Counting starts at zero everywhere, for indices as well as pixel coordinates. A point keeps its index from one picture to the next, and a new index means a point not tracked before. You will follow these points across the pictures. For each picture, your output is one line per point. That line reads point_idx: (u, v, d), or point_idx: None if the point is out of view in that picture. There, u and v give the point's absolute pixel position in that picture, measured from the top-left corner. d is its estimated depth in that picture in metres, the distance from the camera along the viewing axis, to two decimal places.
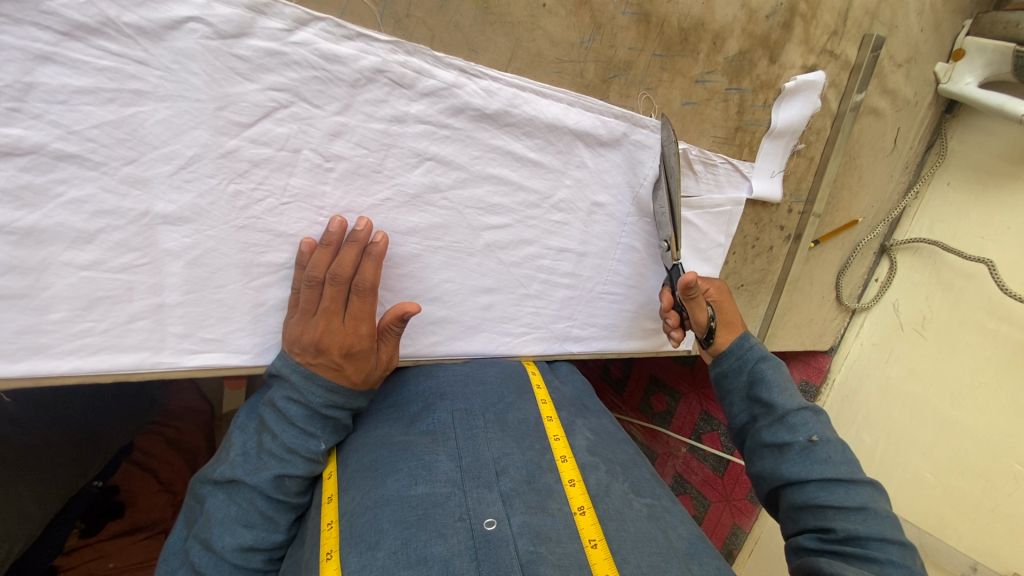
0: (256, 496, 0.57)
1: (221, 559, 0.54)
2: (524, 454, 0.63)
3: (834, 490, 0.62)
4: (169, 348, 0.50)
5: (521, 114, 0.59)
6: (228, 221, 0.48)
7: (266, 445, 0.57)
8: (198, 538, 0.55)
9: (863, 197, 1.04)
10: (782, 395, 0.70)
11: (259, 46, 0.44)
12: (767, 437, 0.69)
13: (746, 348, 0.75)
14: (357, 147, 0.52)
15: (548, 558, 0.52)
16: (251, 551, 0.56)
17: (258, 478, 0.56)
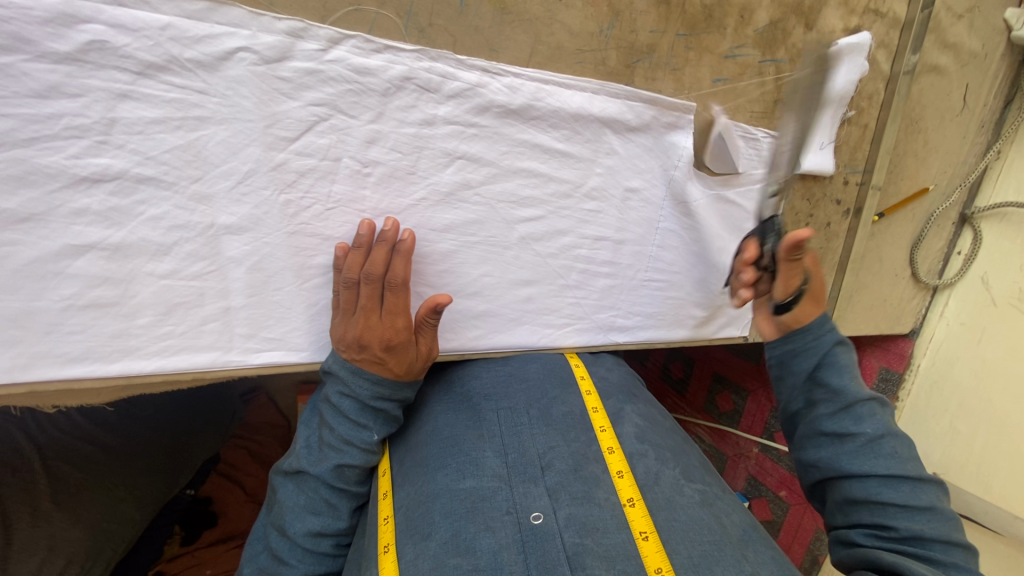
0: (320, 486, 0.62)
1: (293, 543, 0.61)
2: (569, 445, 0.65)
3: (899, 487, 0.58)
4: (238, 348, 0.56)
5: (545, 107, 0.61)
6: (281, 228, 0.53)
7: (326, 437, 0.61)
8: (275, 524, 0.62)
9: (931, 162, 0.96)
10: (851, 381, 0.64)
11: (299, 67, 0.49)
12: (827, 425, 0.63)
13: (822, 329, 0.66)
14: (392, 151, 0.55)
15: (593, 550, 0.53)
16: (320, 536, 0.62)
17: (320, 468, 0.61)
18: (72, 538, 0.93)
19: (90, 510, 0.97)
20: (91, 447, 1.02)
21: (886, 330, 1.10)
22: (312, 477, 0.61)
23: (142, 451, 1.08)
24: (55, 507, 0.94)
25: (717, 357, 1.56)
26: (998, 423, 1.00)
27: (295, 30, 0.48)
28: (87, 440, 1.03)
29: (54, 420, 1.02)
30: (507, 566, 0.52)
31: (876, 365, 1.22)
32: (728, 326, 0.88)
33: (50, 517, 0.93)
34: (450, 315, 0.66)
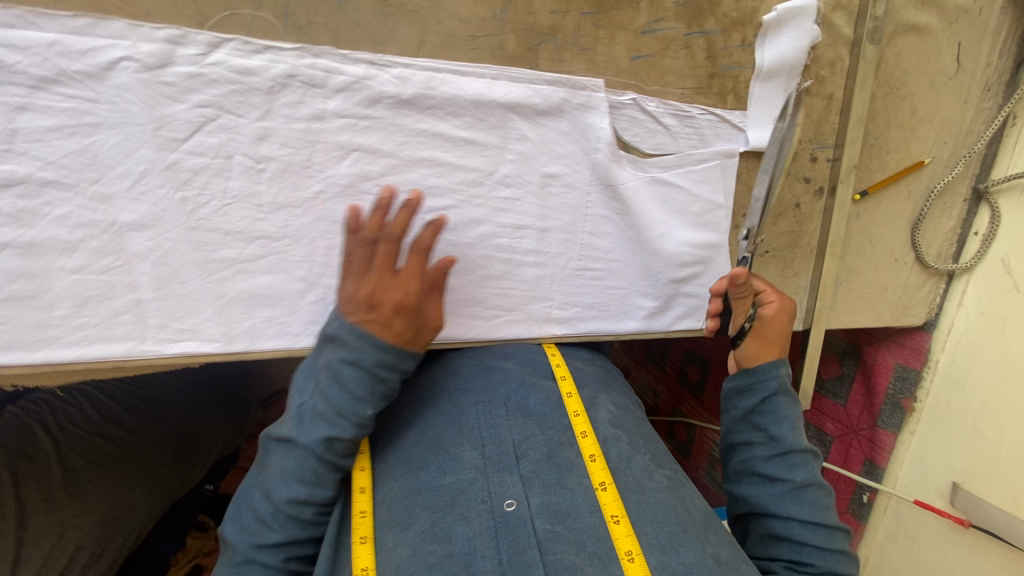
0: (309, 456, 0.56)
1: (274, 511, 0.56)
2: (545, 434, 0.62)
3: (816, 530, 0.65)
4: (152, 338, 0.60)
5: (440, 95, 0.61)
6: (181, 224, 0.57)
7: (320, 403, 0.57)
8: (261, 487, 0.58)
9: (924, 133, 0.86)
10: (790, 431, 0.71)
11: (182, 71, 0.53)
12: (763, 466, 0.70)
13: (766, 375, 0.74)
14: (283, 147, 0.58)
15: (565, 536, 0.52)
16: (305, 504, 0.57)
17: (310, 436, 0.56)
18: (82, 523, 1.02)
19: (98, 498, 1.06)
20: (104, 443, 1.14)
21: (892, 321, 0.99)
22: (299, 447, 0.56)
23: (149, 446, 1.19)
24: (68, 495, 1.04)
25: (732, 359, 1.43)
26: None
27: (174, 38, 0.52)
28: (100, 436, 1.14)
29: (72, 416, 1.16)
30: (481, 558, 0.50)
31: (891, 363, 1.11)
32: (686, 318, 0.84)
33: (63, 504, 1.03)
34: None
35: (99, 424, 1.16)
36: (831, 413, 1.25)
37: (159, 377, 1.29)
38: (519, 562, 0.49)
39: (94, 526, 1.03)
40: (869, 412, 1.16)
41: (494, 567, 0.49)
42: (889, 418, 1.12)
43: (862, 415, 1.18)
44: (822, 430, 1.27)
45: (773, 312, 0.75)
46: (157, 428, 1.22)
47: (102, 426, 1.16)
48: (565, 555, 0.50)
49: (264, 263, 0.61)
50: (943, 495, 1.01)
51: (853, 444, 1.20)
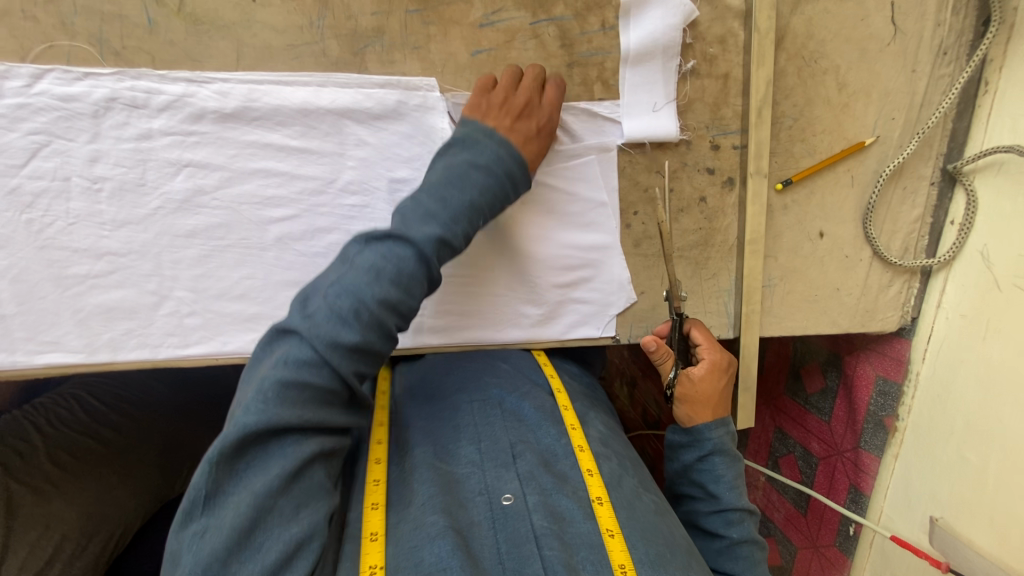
0: (410, 255, 0.53)
1: (345, 314, 0.50)
2: (538, 440, 0.64)
3: None
4: (20, 349, 0.64)
5: (264, 106, 0.61)
6: (30, 243, 0.61)
7: (422, 209, 0.55)
8: (336, 281, 0.52)
9: (860, 108, 0.75)
10: (728, 491, 0.70)
11: (11, 103, 0.57)
12: (704, 522, 0.71)
13: (701, 435, 0.72)
14: (116, 167, 0.61)
15: (558, 535, 0.53)
16: (389, 312, 0.52)
17: (426, 232, 0.53)
18: (64, 518, 0.82)
19: (88, 490, 0.87)
20: (87, 439, 0.94)
21: (853, 327, 0.86)
22: (406, 244, 0.53)
23: (141, 445, 0.97)
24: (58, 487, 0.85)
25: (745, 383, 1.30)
26: (1017, 457, 0.72)
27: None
28: (84, 434, 0.94)
29: (56, 413, 0.97)
30: (476, 543, 0.53)
31: (873, 376, 0.97)
32: (583, 325, 0.78)
33: (51, 496, 0.83)
34: (221, 317, 0.68)
35: (81, 421, 0.97)
36: (816, 431, 1.10)
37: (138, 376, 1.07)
38: (515, 555, 0.52)
39: (80, 520, 0.83)
40: (853, 431, 1.01)
41: (492, 555, 0.52)
42: (871, 438, 0.98)
43: (846, 434, 1.03)
44: (807, 449, 1.13)
45: (705, 371, 0.73)
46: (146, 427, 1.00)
47: (88, 422, 0.97)
48: (560, 554, 0.51)
49: (115, 278, 0.64)
50: (925, 530, 0.86)
51: (838, 467, 1.05)
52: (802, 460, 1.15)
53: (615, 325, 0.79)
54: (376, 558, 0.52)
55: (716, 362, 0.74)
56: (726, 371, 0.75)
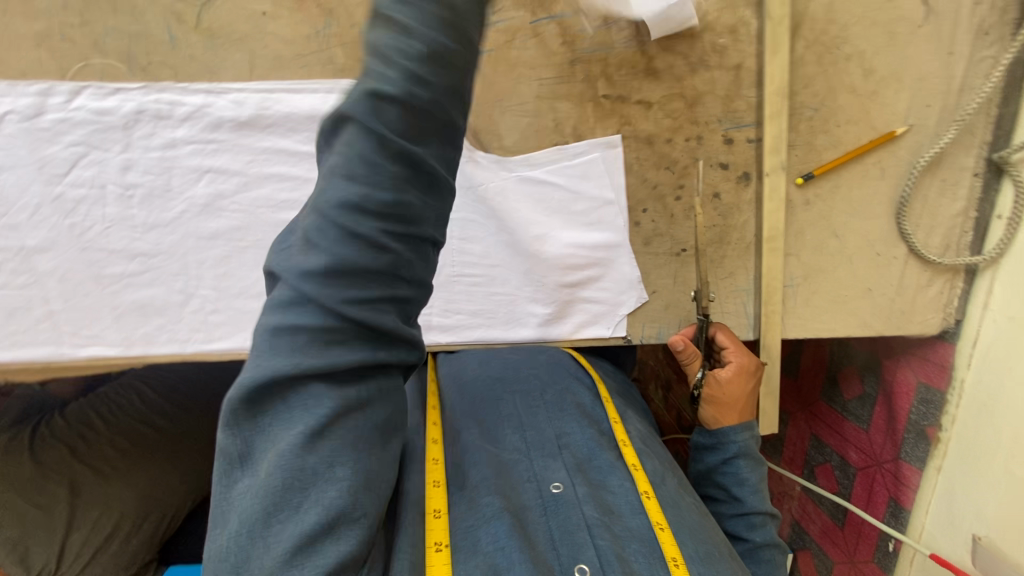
0: (361, 133, 0.33)
1: (313, 234, 0.35)
2: (585, 432, 0.63)
3: None
4: (66, 343, 0.70)
5: (276, 113, 0.64)
6: (73, 246, 0.67)
7: (359, 83, 0.34)
8: (304, 208, 0.36)
9: (890, 94, 0.70)
10: (753, 495, 0.68)
11: (54, 118, 0.63)
12: (726, 525, 0.69)
13: (726, 438, 0.70)
14: (146, 174, 0.65)
15: (610, 527, 0.53)
16: (360, 217, 0.34)
17: (354, 100, 0.33)
18: (119, 499, 0.97)
19: (142, 476, 1.00)
20: (143, 427, 1.04)
21: (887, 330, 0.80)
22: (352, 129, 0.34)
23: (189, 435, 1.06)
24: (114, 472, 0.99)
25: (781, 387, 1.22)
26: None
27: (43, 91, 0.62)
28: (141, 422, 1.04)
29: (117, 399, 1.07)
30: (531, 528, 0.52)
31: (914, 382, 0.90)
32: (592, 326, 0.76)
33: (110, 479, 0.98)
34: (242, 314, 0.72)
35: (139, 409, 1.05)
36: (853, 440, 1.03)
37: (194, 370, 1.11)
38: (568, 541, 0.52)
39: (134, 502, 0.98)
40: (892, 441, 0.95)
41: (546, 540, 0.52)
42: (912, 450, 0.91)
43: (886, 444, 0.96)
44: (843, 459, 1.05)
45: (733, 373, 0.70)
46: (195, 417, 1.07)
47: (144, 410, 1.05)
48: (612, 545, 0.51)
49: (146, 277, 0.69)
50: (967, 550, 0.80)
51: (877, 479, 0.98)
52: (840, 470, 1.06)
53: (626, 325, 0.77)
54: (442, 535, 0.52)
55: (746, 365, 0.71)
56: (756, 373, 0.72)
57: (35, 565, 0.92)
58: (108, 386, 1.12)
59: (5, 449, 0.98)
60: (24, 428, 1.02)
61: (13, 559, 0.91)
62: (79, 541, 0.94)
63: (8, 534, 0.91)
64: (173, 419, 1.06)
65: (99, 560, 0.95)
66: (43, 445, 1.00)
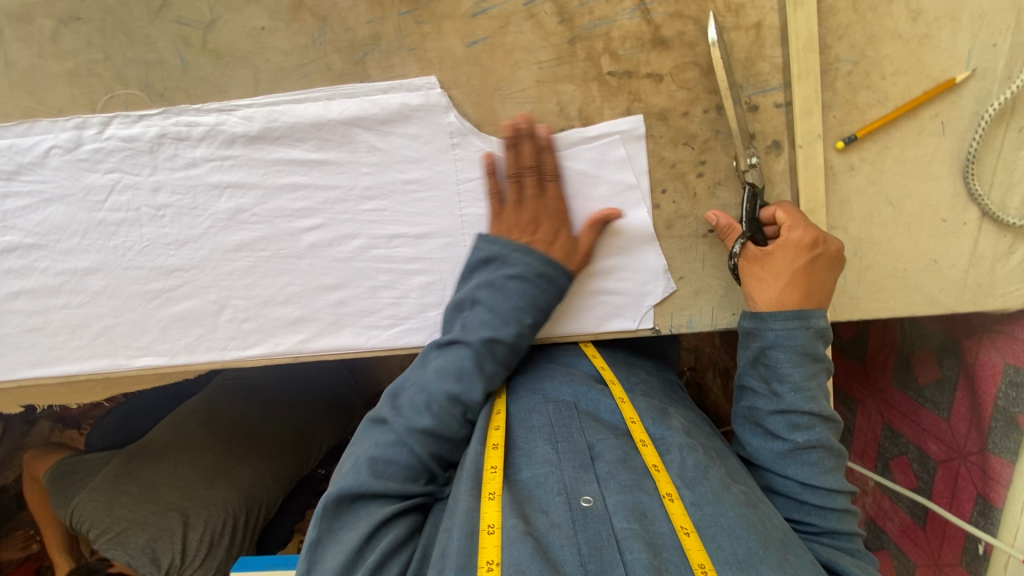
0: (472, 354, 0.60)
1: (431, 399, 0.58)
2: (620, 440, 0.59)
3: (817, 491, 0.57)
4: (122, 354, 0.77)
5: (283, 125, 0.66)
6: (119, 266, 0.73)
7: (485, 308, 0.61)
8: (416, 380, 0.60)
9: (942, 36, 0.61)
10: (797, 385, 0.57)
11: (91, 148, 0.67)
12: (765, 423, 0.59)
13: (763, 326, 0.59)
14: (174, 194, 0.69)
15: (643, 536, 0.49)
16: (455, 402, 0.58)
17: (477, 338, 0.60)
18: (224, 499, 1.05)
19: (243, 475, 1.09)
20: (238, 434, 1.14)
21: (962, 308, 0.70)
22: (464, 347, 0.60)
23: (279, 436, 1.17)
24: (216, 475, 1.08)
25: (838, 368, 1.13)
26: None
27: (79, 124, 0.67)
28: (238, 429, 1.15)
29: (209, 409, 1.17)
30: (557, 546, 0.48)
31: (1000, 363, 0.80)
32: (617, 318, 0.73)
33: (212, 483, 1.06)
34: (271, 321, 0.75)
35: (231, 419, 1.16)
36: (932, 430, 0.92)
37: (273, 374, 1.24)
38: (597, 557, 0.47)
39: (238, 499, 1.06)
40: (977, 431, 0.84)
41: (573, 556, 0.47)
42: (1001, 440, 0.81)
43: (970, 435, 0.86)
44: (922, 451, 0.93)
45: (770, 247, 0.61)
46: (279, 420, 1.19)
47: (240, 419, 1.16)
48: (644, 556, 0.47)
49: (184, 290, 0.74)
50: None
51: (962, 473, 0.88)
52: (918, 464, 0.94)
53: (653, 315, 0.72)
54: (494, 553, 0.48)
55: (791, 238, 0.60)
56: (809, 252, 0.60)
57: (164, 563, 1.00)
58: (192, 402, 1.20)
59: (111, 477, 1.07)
60: (130, 451, 1.12)
61: (146, 559, 0.98)
62: (196, 540, 1.01)
63: (137, 539, 1.00)
64: (264, 423, 1.17)
65: (215, 555, 1.03)
66: (145, 463, 1.09)
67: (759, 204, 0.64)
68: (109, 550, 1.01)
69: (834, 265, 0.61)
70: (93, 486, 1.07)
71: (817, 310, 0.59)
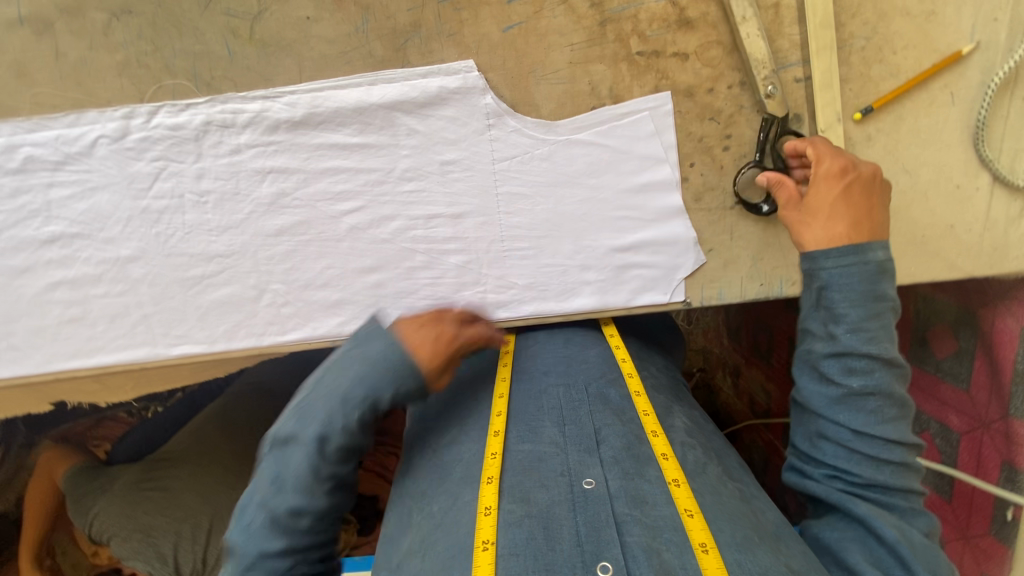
0: (299, 454, 0.54)
1: (274, 499, 0.53)
2: (626, 427, 0.59)
3: (872, 441, 0.55)
4: (161, 343, 0.78)
5: (326, 110, 0.68)
6: (160, 253, 0.74)
7: (324, 400, 0.56)
8: (285, 474, 0.54)
9: (948, 12, 0.66)
10: (857, 327, 0.55)
11: (137, 137, 0.70)
12: (822, 365, 0.57)
13: (816, 265, 0.58)
14: (217, 180, 0.71)
15: (643, 520, 0.49)
16: (301, 509, 0.53)
17: (306, 436, 0.54)
18: None
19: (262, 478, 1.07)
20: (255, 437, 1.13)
21: (979, 271, 0.73)
22: (295, 446, 0.55)
23: None
24: (235, 479, 1.06)
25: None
26: None
27: (126, 114, 0.69)
28: (254, 430, 1.13)
29: (224, 414, 1.14)
30: (557, 524, 0.48)
31: (1017, 328, 0.83)
32: (650, 291, 0.75)
33: (233, 487, 1.05)
34: (311, 305, 0.76)
35: (248, 420, 1.13)
36: (953, 403, 0.93)
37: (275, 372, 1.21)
38: (595, 538, 0.47)
39: None
40: (998, 398, 0.86)
41: (570, 536, 0.48)
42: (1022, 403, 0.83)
43: (991, 403, 0.88)
44: (943, 425, 0.95)
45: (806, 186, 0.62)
46: None
47: (253, 420, 1.14)
48: (642, 538, 0.47)
49: (224, 276, 0.75)
50: None
51: (985, 442, 0.89)
52: (940, 439, 0.96)
53: (684, 288, 0.75)
54: (490, 532, 0.48)
55: (821, 170, 0.62)
56: (840, 179, 0.60)
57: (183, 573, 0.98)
58: (210, 406, 1.18)
59: (127, 485, 1.05)
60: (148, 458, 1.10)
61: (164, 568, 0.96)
62: (217, 547, 0.99)
63: (155, 548, 0.97)
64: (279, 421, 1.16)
65: None
66: (163, 467, 1.06)
67: (780, 130, 0.67)
68: (127, 559, 0.98)
69: (875, 190, 0.61)
70: (111, 492, 1.04)
71: (874, 242, 0.57)
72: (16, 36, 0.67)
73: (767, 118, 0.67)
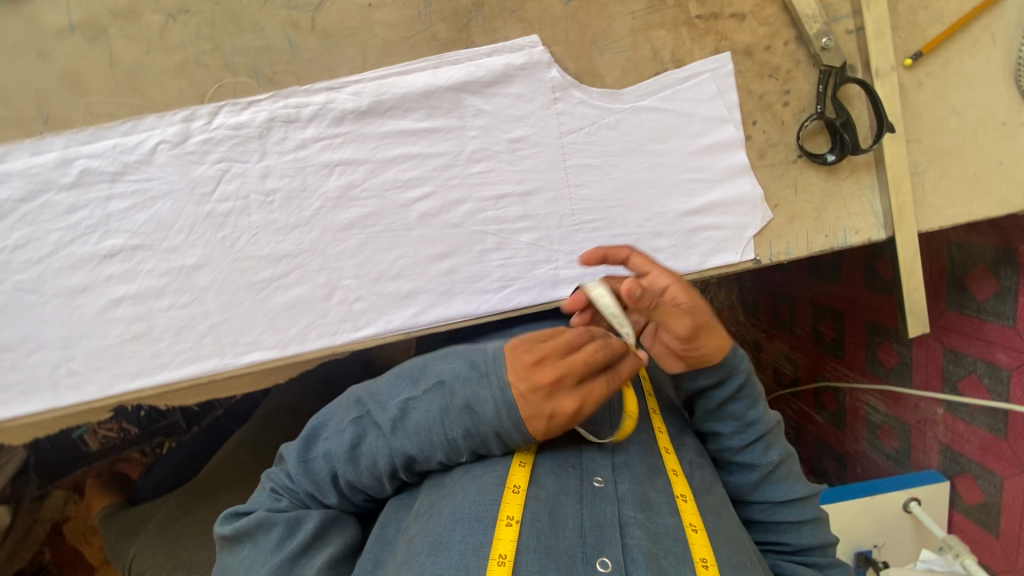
0: (382, 459, 0.52)
1: (336, 471, 0.53)
2: (641, 435, 0.59)
3: (786, 512, 0.59)
4: (229, 352, 0.75)
5: (392, 97, 0.68)
6: (226, 259, 0.72)
7: (422, 416, 0.51)
8: (357, 449, 0.53)
9: None
10: (757, 408, 0.59)
11: (199, 140, 0.68)
12: (741, 456, 0.60)
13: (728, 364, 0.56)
14: (283, 178, 0.70)
15: (646, 525, 0.49)
16: (358, 488, 0.55)
17: (398, 448, 0.51)
18: None
19: None
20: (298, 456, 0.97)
21: None
22: (383, 446, 0.52)
23: None
24: None
25: (865, 303, 1.04)
26: None
27: (187, 116, 0.67)
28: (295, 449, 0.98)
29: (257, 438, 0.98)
30: (563, 512, 0.49)
31: None
32: (721, 251, 0.75)
33: None
34: (384, 298, 0.75)
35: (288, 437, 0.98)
36: (1000, 341, 0.83)
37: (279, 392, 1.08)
38: (597, 533, 0.48)
39: None
40: None
41: (575, 526, 0.48)
42: None
43: None
44: (992, 363, 0.84)
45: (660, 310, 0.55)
46: None
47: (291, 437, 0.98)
48: (644, 542, 0.47)
49: (293, 277, 0.73)
50: None
51: None
52: (995, 379, 0.84)
53: (753, 246, 0.75)
54: (515, 509, 0.48)
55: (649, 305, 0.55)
56: None
57: None
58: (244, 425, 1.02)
59: (164, 522, 0.90)
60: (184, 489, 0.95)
61: None
62: None
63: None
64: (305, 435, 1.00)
65: None
66: (203, 497, 0.91)
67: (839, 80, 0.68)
68: None
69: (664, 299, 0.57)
70: (147, 534, 0.89)
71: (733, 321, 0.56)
72: (68, 44, 0.66)
73: (825, 69, 0.68)
